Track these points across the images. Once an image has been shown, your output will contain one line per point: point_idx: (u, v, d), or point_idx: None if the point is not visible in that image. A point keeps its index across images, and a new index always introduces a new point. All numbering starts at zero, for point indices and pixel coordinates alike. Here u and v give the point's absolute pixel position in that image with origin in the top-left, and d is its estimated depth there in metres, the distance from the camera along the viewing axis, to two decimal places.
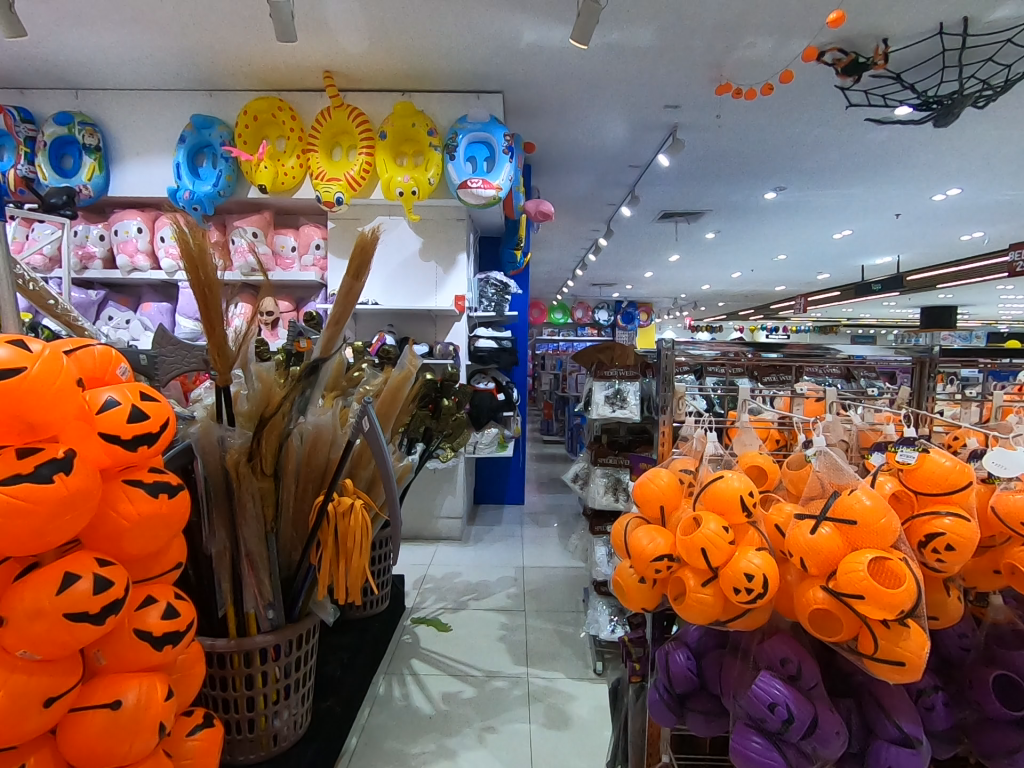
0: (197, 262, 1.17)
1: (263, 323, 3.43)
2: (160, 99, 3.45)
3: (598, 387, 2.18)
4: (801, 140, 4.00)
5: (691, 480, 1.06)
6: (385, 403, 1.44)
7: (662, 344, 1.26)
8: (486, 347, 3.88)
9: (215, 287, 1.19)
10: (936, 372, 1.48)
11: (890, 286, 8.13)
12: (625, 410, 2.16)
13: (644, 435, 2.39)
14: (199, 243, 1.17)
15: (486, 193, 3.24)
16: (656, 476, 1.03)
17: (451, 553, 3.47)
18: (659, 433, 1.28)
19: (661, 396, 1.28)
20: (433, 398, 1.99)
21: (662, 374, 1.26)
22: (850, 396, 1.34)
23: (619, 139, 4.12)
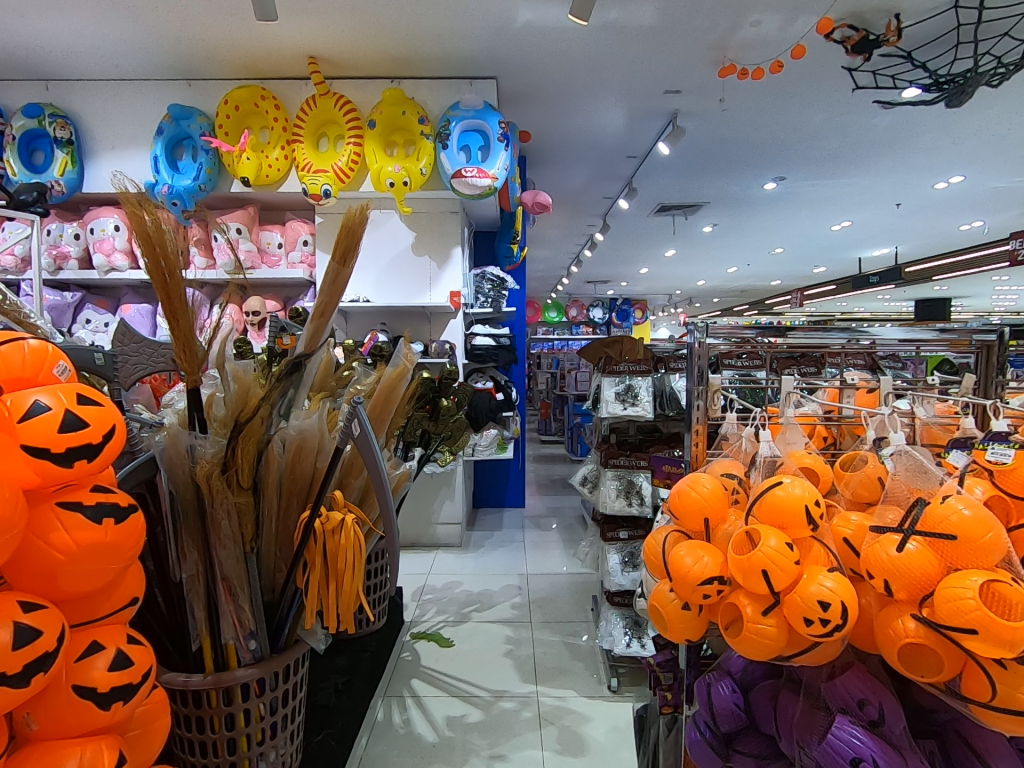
0: (155, 243, 0.99)
1: (249, 323, 3.30)
2: (136, 89, 3.28)
3: (608, 384, 2.03)
4: (804, 126, 3.88)
5: (738, 487, 0.91)
6: (377, 404, 1.27)
7: (697, 340, 1.12)
8: (483, 345, 3.79)
9: (177, 272, 1.02)
10: (1003, 361, 1.32)
11: (888, 278, 8.05)
12: (636, 408, 2.02)
13: (658, 435, 2.24)
14: (156, 222, 0.99)
15: (483, 182, 3.08)
16: (698, 484, 0.88)
17: (451, 561, 3.32)
18: (691, 433, 1.15)
19: (690, 392, 1.14)
20: (431, 399, 1.85)
21: (697, 372, 1.13)
22: (901, 384, 1.21)
23: (617, 128, 3.98)
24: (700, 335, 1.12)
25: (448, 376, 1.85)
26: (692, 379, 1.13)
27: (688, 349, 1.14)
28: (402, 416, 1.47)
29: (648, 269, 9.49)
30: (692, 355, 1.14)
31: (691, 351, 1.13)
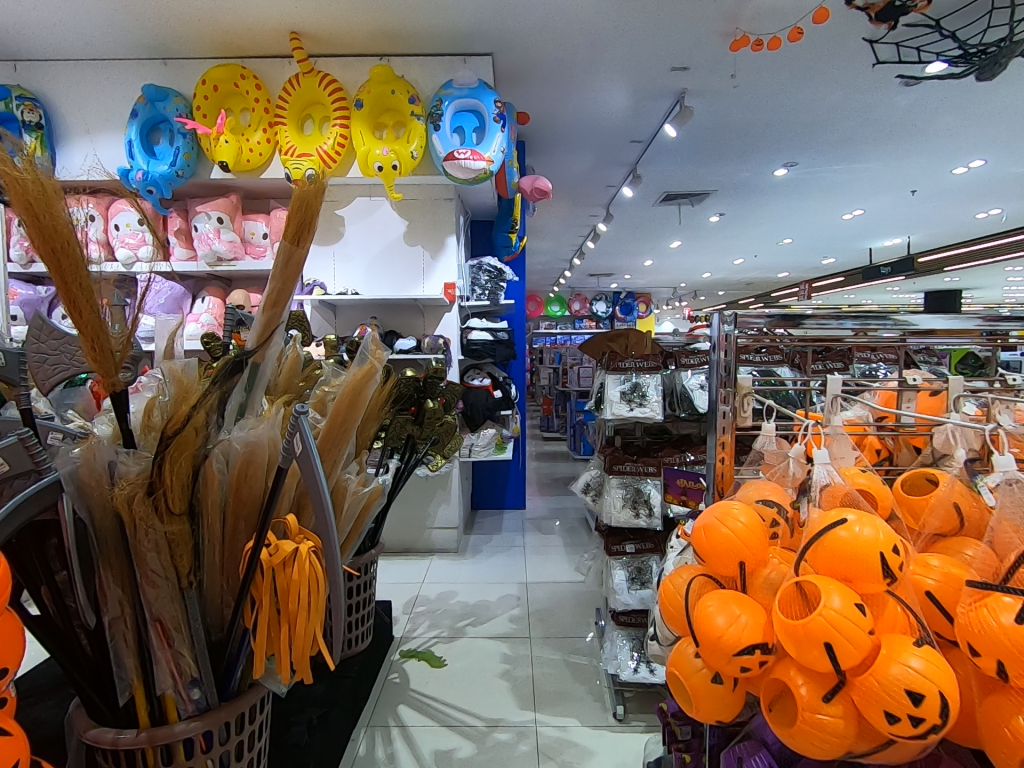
0: (42, 213, 0.80)
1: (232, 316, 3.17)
2: (109, 69, 3.08)
3: (612, 382, 1.84)
4: (819, 106, 3.66)
5: (780, 521, 0.72)
6: (340, 411, 1.05)
7: (730, 332, 0.94)
8: (479, 340, 3.53)
9: (75, 248, 0.83)
10: None
11: (900, 268, 7.81)
12: (645, 409, 1.81)
13: (668, 440, 2.04)
14: (42, 186, 0.80)
15: (477, 165, 2.89)
16: (731, 518, 0.68)
17: (446, 568, 3.14)
18: (717, 442, 0.97)
19: (715, 394, 0.97)
20: (415, 400, 1.67)
21: (725, 372, 0.96)
22: (975, 385, 1.01)
23: (621, 109, 3.77)
24: (731, 326, 0.95)
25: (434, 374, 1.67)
26: (716, 377, 0.96)
27: (715, 343, 0.96)
28: (374, 424, 1.28)
29: (652, 262, 9.27)
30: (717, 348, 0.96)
31: (720, 347, 0.95)
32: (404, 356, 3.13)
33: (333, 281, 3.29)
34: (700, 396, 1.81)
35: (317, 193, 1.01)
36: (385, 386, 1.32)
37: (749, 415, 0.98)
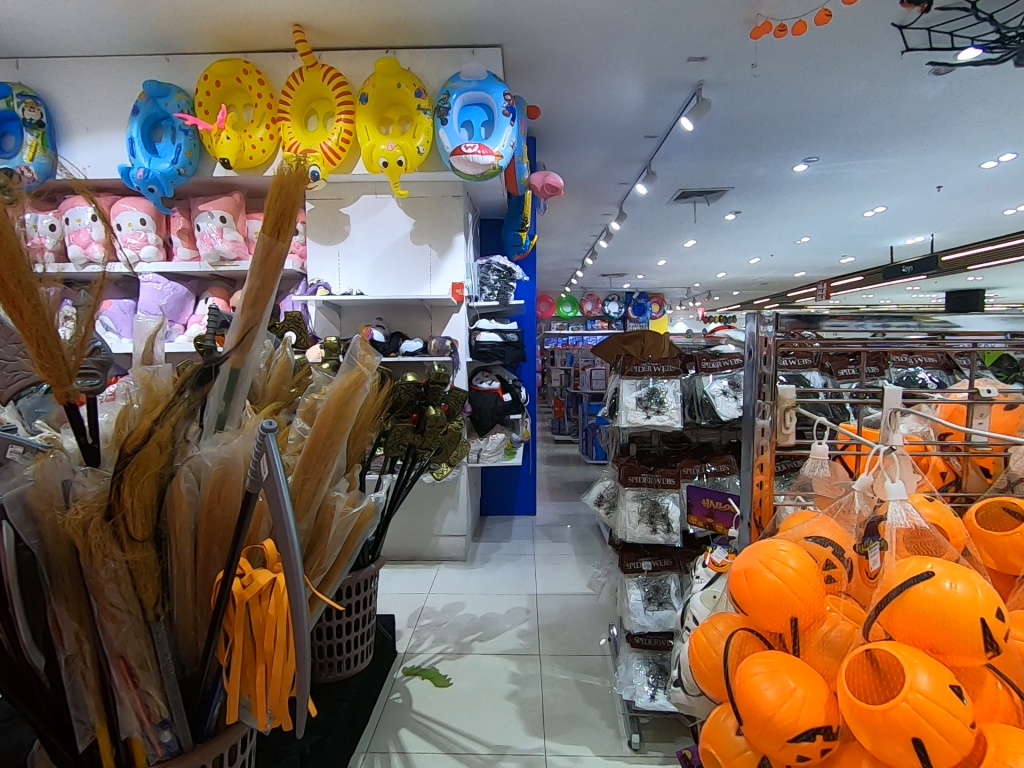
0: None
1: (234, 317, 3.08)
2: (111, 65, 3.02)
3: (627, 387, 1.72)
4: (843, 97, 3.51)
5: (839, 565, 0.61)
6: (323, 423, 0.91)
7: (770, 334, 0.84)
8: (488, 342, 3.41)
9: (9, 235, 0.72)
10: None
11: (922, 267, 7.58)
12: (663, 416, 1.69)
13: (687, 450, 1.91)
14: None
15: (486, 160, 2.77)
16: (779, 561, 0.57)
17: (453, 578, 3.04)
18: (756, 458, 0.87)
19: (752, 405, 0.86)
20: (416, 407, 1.56)
21: (761, 380, 0.85)
22: None
23: (635, 103, 3.64)
24: (770, 327, 0.85)
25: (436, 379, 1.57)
26: (752, 385, 0.86)
27: (752, 347, 0.86)
28: (368, 435, 1.17)
29: (666, 261, 9.11)
30: (754, 352, 0.86)
31: (757, 351, 0.85)
32: (410, 358, 3.03)
33: (338, 281, 3.20)
34: (723, 403, 1.67)
35: (298, 182, 0.92)
36: (380, 393, 1.21)
37: (792, 432, 0.86)
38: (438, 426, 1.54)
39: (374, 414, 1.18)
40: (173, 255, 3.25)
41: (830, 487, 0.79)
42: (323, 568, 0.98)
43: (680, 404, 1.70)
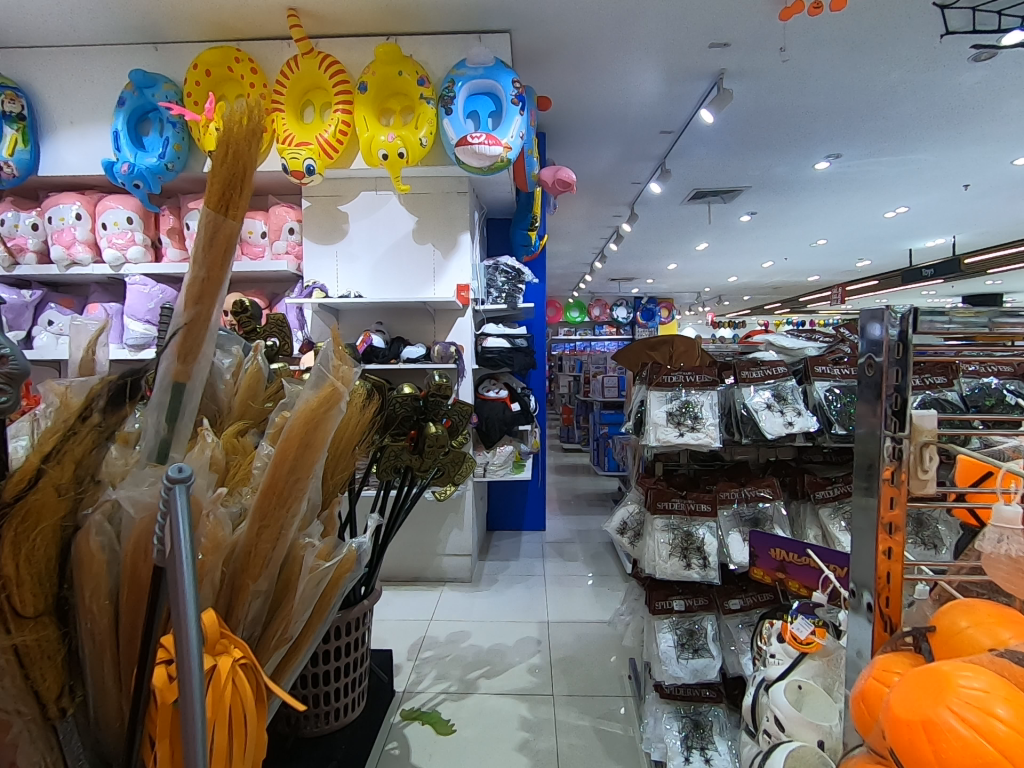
0: None
1: None
2: (95, 55, 2.84)
3: (655, 400, 1.50)
4: (874, 86, 3.30)
5: None
6: (284, 455, 0.70)
7: (905, 338, 0.63)
8: (495, 347, 3.19)
9: None
10: None
11: (943, 270, 7.33)
12: (698, 433, 1.46)
13: (722, 471, 1.68)
14: None
15: (494, 151, 2.56)
16: (983, 714, 0.45)
17: (458, 602, 2.82)
18: (884, 506, 0.65)
19: (875, 429, 0.66)
20: (414, 424, 1.36)
21: (892, 397, 0.64)
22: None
23: (652, 95, 3.44)
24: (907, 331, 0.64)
25: (432, 391, 1.34)
26: (874, 404, 0.65)
27: (876, 353, 0.65)
28: (354, 462, 0.96)
29: (676, 265, 8.89)
30: (877, 362, 0.65)
31: (884, 357, 0.64)
32: (412, 366, 2.81)
33: (336, 283, 3.01)
34: (767, 419, 1.44)
35: (249, 141, 0.71)
36: (368, 410, 1.00)
37: (934, 478, 0.63)
38: (437, 445, 1.33)
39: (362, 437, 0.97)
40: (162, 256, 3.07)
41: (1016, 572, 0.61)
42: (289, 637, 0.77)
43: (717, 419, 1.47)
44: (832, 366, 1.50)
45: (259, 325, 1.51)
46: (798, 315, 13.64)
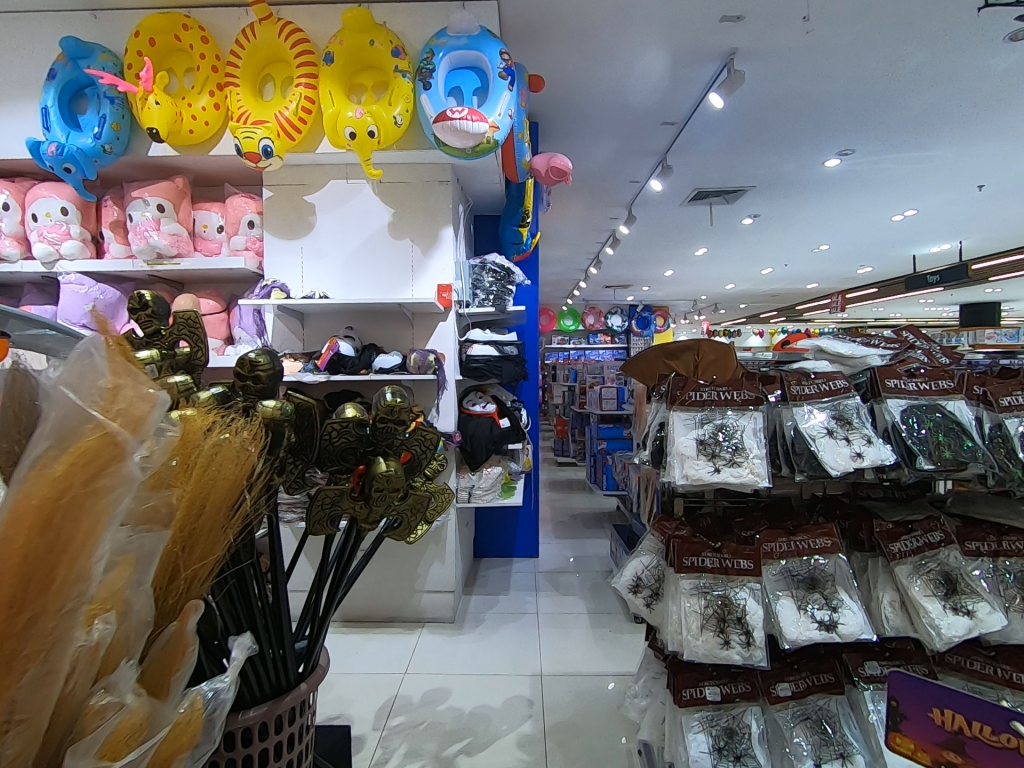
0: None
1: None
2: (24, 22, 2.48)
3: (681, 423, 1.16)
4: (899, 67, 3.01)
5: None
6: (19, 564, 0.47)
7: None
8: (481, 356, 2.82)
9: None
10: None
11: (948, 276, 7.09)
12: (742, 469, 1.10)
13: (760, 513, 1.34)
14: None
15: (478, 128, 2.18)
16: None
17: (437, 650, 2.45)
18: None
19: None
20: (362, 457, 1.01)
21: None
22: None
23: (656, 77, 3.12)
24: None
25: (379, 415, 0.97)
26: None
27: None
28: (227, 535, 0.68)
29: (673, 271, 8.62)
30: None
31: None
32: (385, 377, 2.45)
33: (300, 283, 2.67)
34: (829, 449, 1.10)
35: None
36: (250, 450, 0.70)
37: None
38: (385, 491, 0.96)
39: (237, 497, 0.68)
40: (104, 252, 2.70)
41: None
42: None
43: (763, 451, 1.12)
44: (905, 378, 1.18)
45: (165, 328, 1.16)
46: (795, 323, 13.46)
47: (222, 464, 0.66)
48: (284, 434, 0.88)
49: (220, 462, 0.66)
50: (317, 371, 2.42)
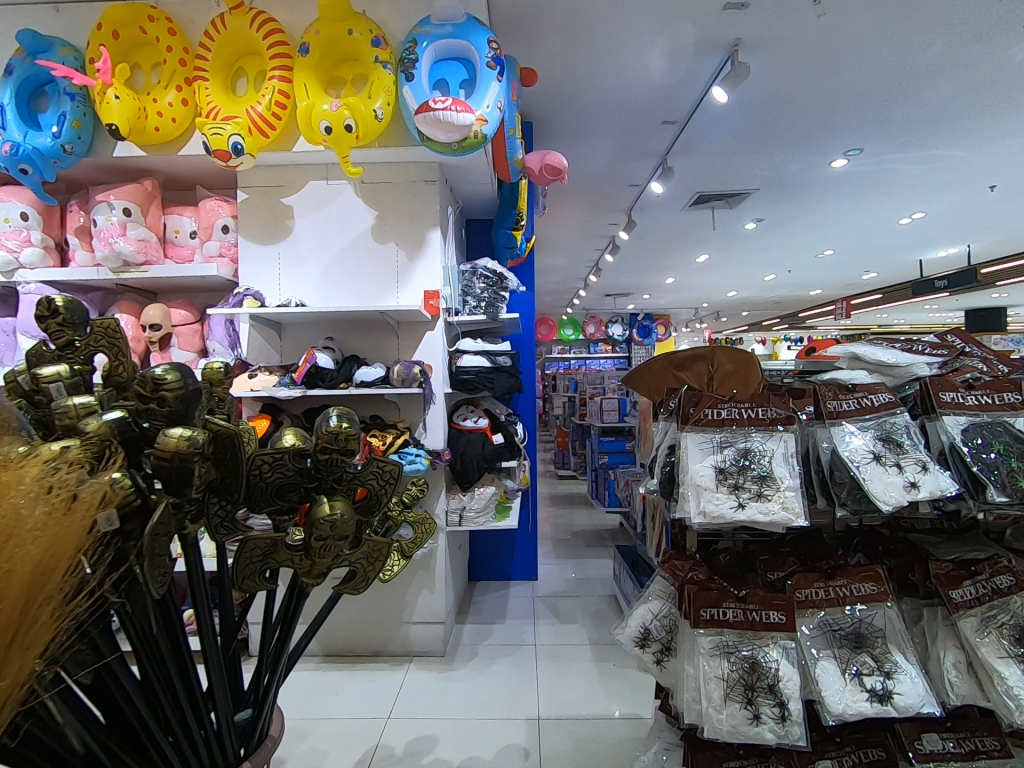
0: None
1: (148, 340, 2.43)
2: None
3: (697, 448, 1.09)
4: (912, 58, 2.84)
5: None
6: None
7: None
8: (472, 367, 2.63)
9: None
10: None
11: (957, 280, 6.90)
12: (771, 503, 1.01)
13: (787, 550, 1.30)
14: None
15: (464, 119, 2.00)
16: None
17: (424, 689, 2.23)
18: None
19: None
20: (307, 496, 0.81)
21: None
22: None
23: (656, 73, 2.96)
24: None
25: (321, 445, 0.78)
26: None
27: None
28: (35, 626, 0.58)
29: (675, 278, 8.44)
30: None
31: None
32: (367, 391, 2.26)
33: (277, 291, 2.49)
34: (876, 479, 1.01)
35: None
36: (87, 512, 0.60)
37: None
38: (327, 541, 0.77)
39: (47, 579, 0.59)
40: (68, 260, 2.52)
41: None
42: None
43: (795, 479, 1.04)
44: (963, 392, 1.10)
45: (80, 339, 0.97)
46: (798, 331, 13.27)
47: (25, 539, 0.57)
48: (193, 472, 0.69)
49: (26, 534, 0.57)
50: (292, 385, 2.23)
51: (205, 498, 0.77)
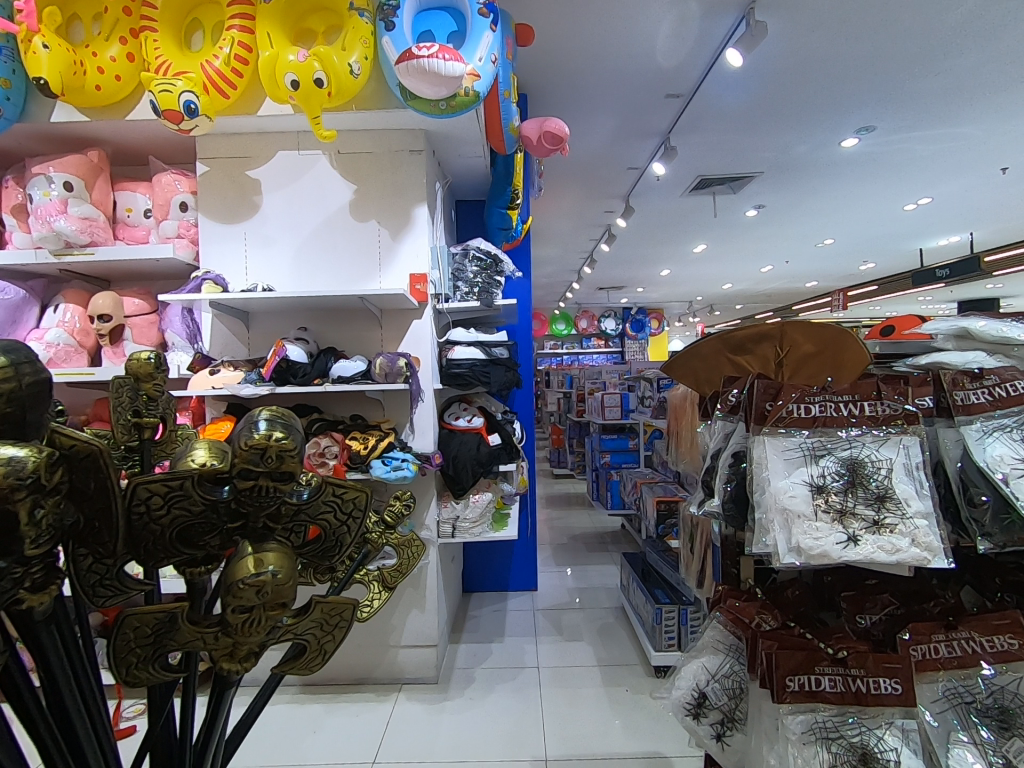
0: None
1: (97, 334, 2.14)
2: None
3: (795, 473, 0.97)
4: (939, 22, 2.61)
5: None
6: None
7: None
8: (465, 360, 2.36)
9: None
10: None
11: (962, 268, 6.70)
12: (900, 547, 0.89)
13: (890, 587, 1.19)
14: None
15: (451, 68, 1.72)
16: None
17: (414, 724, 1.97)
18: None
19: None
20: (235, 541, 0.54)
21: None
22: None
23: (662, 40, 2.72)
24: None
25: (239, 469, 0.50)
26: None
27: None
28: None
29: (671, 269, 8.20)
30: None
31: None
32: (345, 388, 1.99)
33: (243, 276, 2.21)
34: None
35: None
36: None
37: None
38: (254, 615, 0.50)
39: None
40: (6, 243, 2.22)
41: None
42: None
43: (923, 492, 0.93)
44: None
45: None
46: None
47: None
48: (16, 518, 0.41)
49: None
50: (259, 382, 1.96)
51: (68, 552, 0.52)
